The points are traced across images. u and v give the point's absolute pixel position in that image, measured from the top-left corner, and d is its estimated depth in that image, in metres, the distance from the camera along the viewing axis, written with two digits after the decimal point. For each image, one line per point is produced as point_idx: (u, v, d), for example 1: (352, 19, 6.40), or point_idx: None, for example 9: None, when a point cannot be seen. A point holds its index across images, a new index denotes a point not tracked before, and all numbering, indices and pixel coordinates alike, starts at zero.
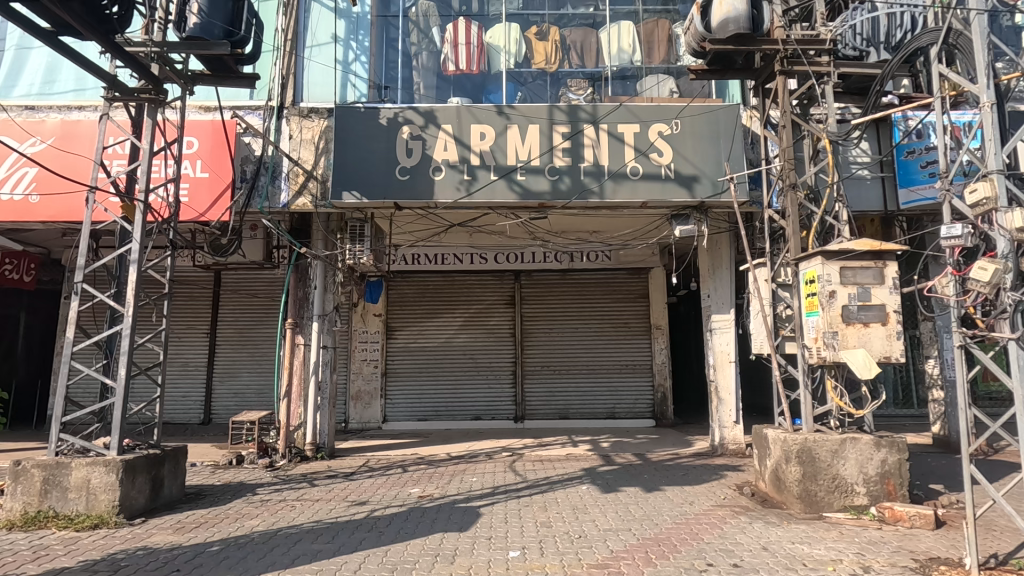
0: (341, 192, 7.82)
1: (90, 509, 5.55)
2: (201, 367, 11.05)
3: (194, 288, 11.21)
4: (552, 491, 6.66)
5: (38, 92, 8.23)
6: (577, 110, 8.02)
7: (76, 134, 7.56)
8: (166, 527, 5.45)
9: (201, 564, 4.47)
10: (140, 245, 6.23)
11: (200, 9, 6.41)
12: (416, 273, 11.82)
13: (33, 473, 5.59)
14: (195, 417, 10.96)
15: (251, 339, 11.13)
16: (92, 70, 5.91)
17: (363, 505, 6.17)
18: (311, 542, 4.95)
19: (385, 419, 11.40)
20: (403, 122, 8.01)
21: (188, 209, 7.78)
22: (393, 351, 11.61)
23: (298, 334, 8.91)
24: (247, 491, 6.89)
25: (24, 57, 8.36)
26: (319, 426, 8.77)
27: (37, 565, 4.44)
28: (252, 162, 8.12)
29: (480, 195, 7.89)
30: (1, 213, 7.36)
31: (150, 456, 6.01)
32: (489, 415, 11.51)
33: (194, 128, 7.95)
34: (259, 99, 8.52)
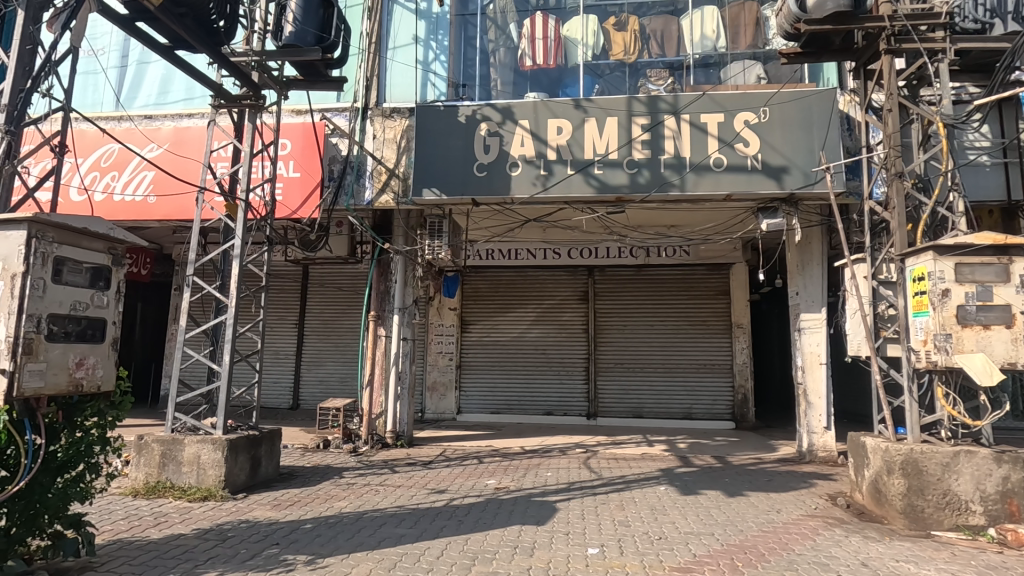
0: (421, 189, 8.06)
1: (200, 482, 6.08)
2: (290, 355, 11.80)
3: (286, 281, 11.99)
4: (628, 490, 6.55)
5: (155, 102, 9.05)
6: (657, 100, 7.79)
7: (187, 139, 8.25)
8: (264, 503, 5.88)
9: (297, 540, 4.77)
10: (242, 241, 6.72)
11: (295, 18, 6.69)
12: (490, 268, 11.99)
13: (153, 447, 6.21)
14: (285, 402, 11.72)
15: (335, 330, 11.73)
16: (202, 80, 6.47)
17: (443, 494, 6.35)
18: (396, 526, 5.16)
19: (460, 410, 11.68)
20: (481, 119, 8.11)
21: (282, 207, 8.26)
22: (467, 344, 11.87)
23: (380, 326, 9.37)
24: (334, 473, 7.29)
25: (143, 71, 9.22)
26: (399, 415, 9.10)
27: (158, 530, 4.94)
28: (339, 161, 8.52)
29: (556, 190, 7.85)
30: (124, 212, 8.17)
31: (250, 437, 6.49)
32: (561, 410, 11.48)
33: (288, 131, 8.46)
34: (345, 101, 8.88)
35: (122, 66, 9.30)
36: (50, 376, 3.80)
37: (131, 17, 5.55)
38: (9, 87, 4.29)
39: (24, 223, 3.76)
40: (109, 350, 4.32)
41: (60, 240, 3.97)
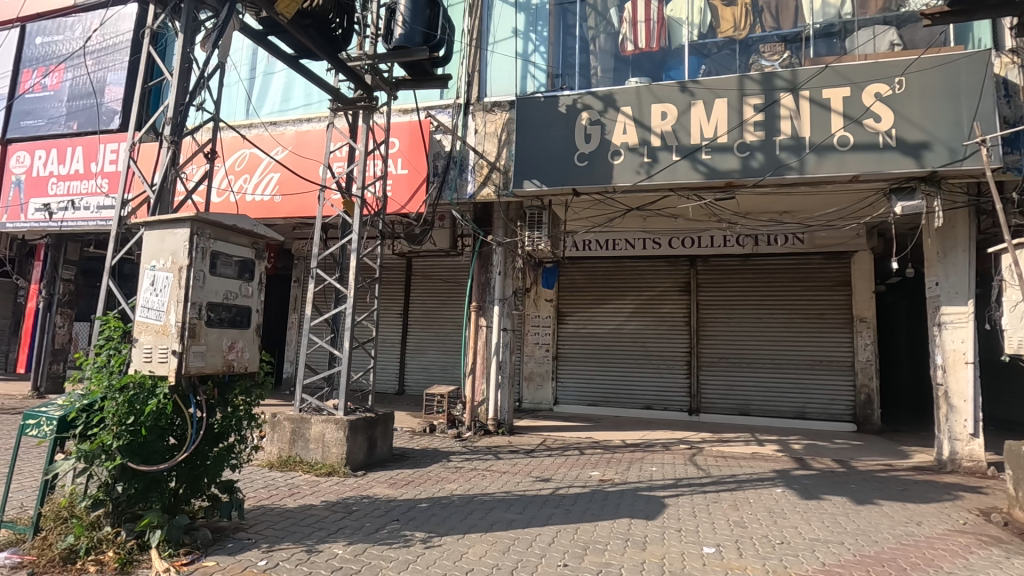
0: (522, 180, 8.14)
1: (325, 458, 6.60)
2: (396, 343, 12.47)
3: (392, 273, 12.67)
4: (741, 489, 6.25)
5: (280, 109, 9.87)
6: (773, 77, 7.27)
7: (308, 141, 8.91)
8: (382, 481, 6.27)
9: (414, 517, 5.05)
10: (358, 236, 7.15)
11: (403, 19, 6.99)
12: (587, 259, 11.89)
13: (285, 424, 6.84)
14: (392, 387, 12.42)
15: (436, 320, 12.22)
16: (322, 85, 6.96)
17: (548, 482, 6.42)
18: (505, 511, 5.30)
19: (557, 401, 11.73)
20: (582, 108, 8.02)
21: (392, 202, 8.73)
22: (564, 335, 11.89)
23: (482, 316, 9.54)
24: (442, 457, 7.62)
25: (269, 81, 10.08)
26: (500, 403, 9.29)
27: (293, 500, 5.45)
28: (443, 157, 8.80)
29: (660, 177, 7.59)
30: (256, 210, 9.03)
31: (368, 419, 6.94)
32: (661, 405, 11.15)
33: (396, 131, 8.89)
34: (448, 98, 9.15)
35: (252, 78, 10.22)
36: (209, 357, 4.30)
37: (264, 31, 6.10)
38: (173, 102, 4.86)
39: (187, 222, 4.24)
40: (254, 334, 4.79)
41: (215, 236, 4.45)
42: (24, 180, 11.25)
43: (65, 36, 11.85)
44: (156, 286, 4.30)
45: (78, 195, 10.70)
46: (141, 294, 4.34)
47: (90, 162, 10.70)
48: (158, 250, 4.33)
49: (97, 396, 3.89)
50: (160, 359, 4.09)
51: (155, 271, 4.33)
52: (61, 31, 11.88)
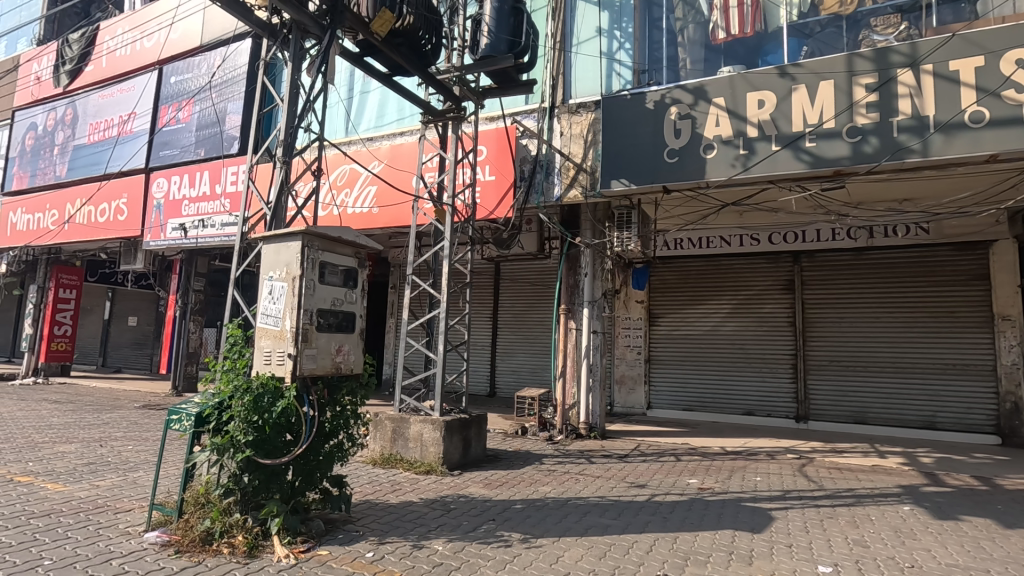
0: (610, 180, 8.03)
1: (423, 457, 6.88)
2: (487, 347, 12.75)
3: (482, 278, 12.98)
4: (861, 505, 5.72)
5: (375, 126, 10.44)
6: (888, 53, 6.63)
7: (401, 154, 9.36)
8: (477, 481, 6.43)
9: (510, 518, 5.12)
10: (450, 242, 7.39)
11: (488, 30, 7.15)
12: (679, 259, 11.48)
13: (386, 423, 7.21)
14: (484, 389, 12.69)
15: (525, 323, 12.33)
16: (413, 100, 7.27)
17: (643, 488, 6.26)
18: (600, 516, 5.23)
19: (650, 405, 11.42)
20: (670, 103, 7.77)
21: (481, 208, 8.93)
22: (656, 337, 11.56)
23: (571, 319, 9.47)
24: (534, 459, 7.67)
25: (365, 99, 10.71)
26: (591, 407, 9.16)
27: (395, 496, 5.73)
28: (529, 161, 8.87)
29: (759, 169, 7.16)
30: (357, 221, 9.64)
31: (462, 420, 7.13)
32: (764, 411, 10.49)
33: (483, 138, 9.07)
34: (533, 103, 9.21)
35: (349, 98, 10.92)
36: (320, 359, 4.64)
37: (361, 53, 6.53)
38: (284, 126, 5.31)
39: (299, 235, 4.61)
40: (359, 339, 5.10)
41: (323, 248, 4.80)
42: (163, 204, 12.81)
43: (193, 73, 13.32)
44: (274, 294, 4.70)
45: (206, 214, 11.99)
46: (261, 302, 4.76)
47: (216, 184, 11.96)
48: (275, 262, 4.73)
49: (227, 395, 4.31)
50: (279, 361, 4.47)
51: (272, 281, 4.73)
52: (190, 70, 13.37)
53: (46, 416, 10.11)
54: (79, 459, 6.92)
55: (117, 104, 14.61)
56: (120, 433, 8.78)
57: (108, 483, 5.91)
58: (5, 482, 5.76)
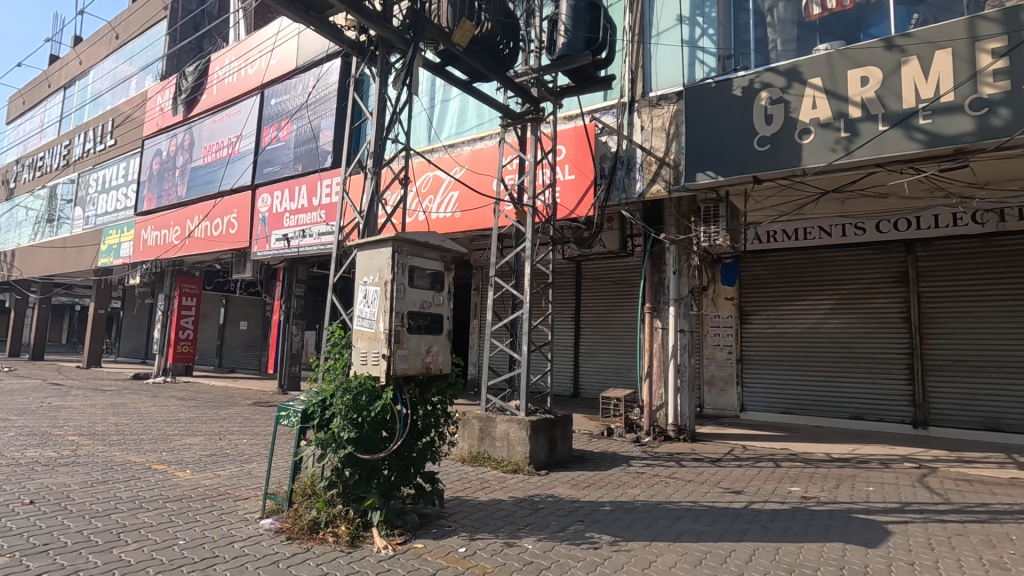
0: (695, 173, 7.75)
1: (510, 456, 6.96)
2: (570, 347, 12.71)
3: (564, 278, 12.96)
4: (997, 522, 5.09)
5: (456, 132, 10.70)
6: (1019, 12, 5.87)
7: (481, 158, 9.58)
8: (565, 482, 6.41)
9: (599, 520, 5.06)
10: (532, 243, 7.43)
11: (565, 28, 7.10)
12: (772, 253, 10.83)
13: (473, 422, 7.38)
14: (567, 390, 12.64)
15: (608, 323, 12.14)
16: (492, 104, 7.40)
17: (739, 495, 5.95)
18: (693, 522, 5.03)
19: (743, 407, 10.85)
20: (760, 87, 7.37)
21: (561, 207, 8.91)
22: (749, 336, 10.97)
23: (656, 318, 9.18)
24: (622, 461, 7.53)
25: (445, 107, 11.03)
26: (680, 408, 8.85)
27: (485, 493, 5.86)
28: (609, 158, 8.73)
29: (863, 152, 6.59)
30: (441, 226, 9.95)
31: (548, 420, 7.13)
32: (875, 416, 9.62)
33: (562, 138, 9.10)
34: (612, 98, 9.05)
35: (431, 107, 11.31)
36: (411, 360, 4.84)
37: (442, 62, 6.71)
38: (374, 138, 5.60)
39: (390, 242, 4.84)
40: (446, 339, 5.25)
41: (412, 253, 5.00)
42: (268, 217, 13.94)
43: (290, 94, 14.35)
44: (368, 298, 4.96)
45: (305, 225, 12.89)
46: (357, 306, 5.03)
47: (313, 196, 12.84)
48: (368, 268, 4.99)
49: (329, 394, 4.57)
50: (374, 361, 4.71)
51: (366, 286, 4.99)
52: (288, 91, 14.42)
53: (175, 411, 11.31)
54: (203, 450, 7.68)
55: (227, 128, 16.06)
56: (236, 428, 9.63)
57: (228, 473, 6.50)
58: (144, 469, 6.50)
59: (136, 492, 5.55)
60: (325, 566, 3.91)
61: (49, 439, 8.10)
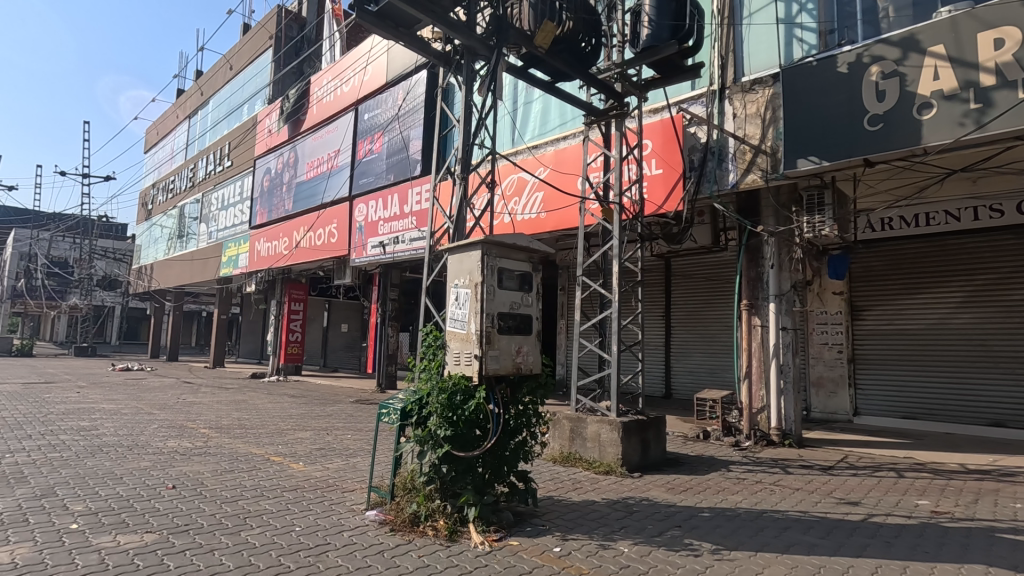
0: (795, 159, 7.26)
1: (602, 457, 6.88)
2: (661, 346, 12.36)
3: (653, 276, 12.63)
4: None
5: (539, 133, 10.75)
6: None
7: (566, 157, 9.58)
8: (660, 485, 6.23)
9: (698, 526, 4.86)
10: (619, 241, 7.29)
11: (650, 19, 6.96)
12: (888, 242, 9.87)
13: (564, 422, 7.36)
14: (659, 390, 12.30)
15: (701, 321, 11.65)
16: (575, 103, 7.34)
17: (855, 506, 5.47)
18: (803, 533, 4.69)
19: (857, 411, 9.98)
20: (870, 61, 6.77)
21: (649, 203, 8.68)
22: (861, 333, 10.07)
23: (755, 315, 8.66)
24: (720, 465, 7.19)
25: (528, 109, 11.12)
26: (784, 411, 8.28)
27: (577, 493, 5.83)
28: (699, 149, 8.32)
29: (999, 124, 5.82)
30: (527, 227, 10.04)
31: (640, 421, 6.97)
32: (1019, 423, 8.45)
33: (648, 132, 8.84)
34: (701, 87, 8.68)
35: (514, 110, 11.46)
36: (502, 360, 4.93)
37: (524, 65, 6.77)
38: (461, 144, 5.77)
39: (479, 245, 4.96)
40: (536, 340, 5.29)
41: (500, 254, 5.09)
42: (364, 225, 14.79)
43: (382, 108, 15.13)
44: (460, 300, 5.12)
45: (398, 231, 13.54)
46: (450, 308, 5.21)
47: (404, 204, 13.48)
48: (459, 271, 5.15)
49: (425, 392, 4.75)
50: (467, 361, 4.85)
51: (458, 288, 5.15)
52: (380, 105, 15.21)
53: (288, 408, 12.31)
54: (313, 444, 8.30)
55: (326, 144, 17.23)
56: (341, 423, 10.30)
57: (335, 466, 6.98)
58: (264, 460, 7.13)
59: (259, 481, 6.10)
60: (427, 558, 4.08)
61: (185, 431, 9.11)
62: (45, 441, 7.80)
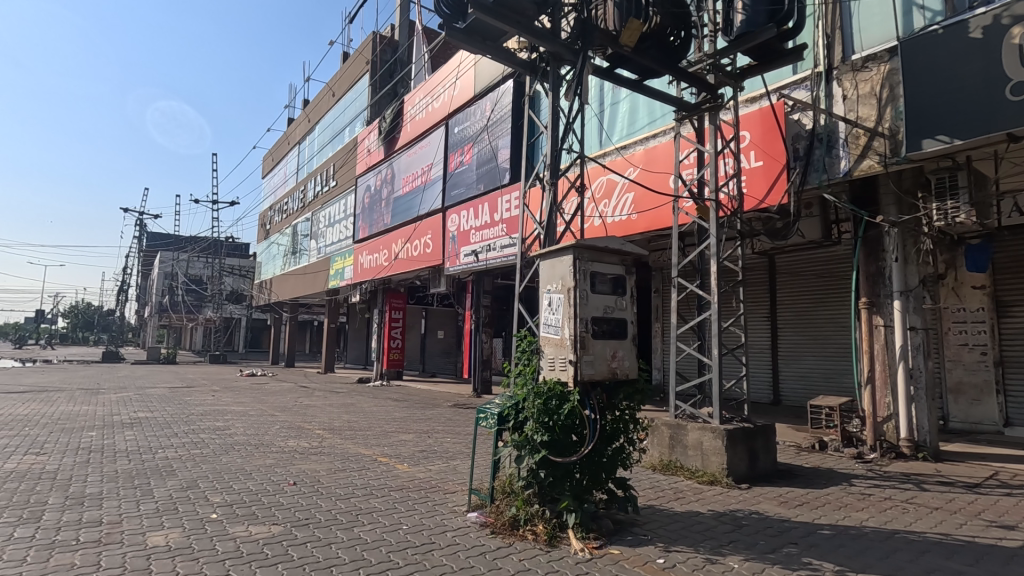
0: (919, 141, 6.57)
1: (705, 466, 6.56)
2: (767, 349, 11.60)
3: (756, 274, 11.93)
4: None
5: (628, 133, 10.54)
6: None
7: (656, 156, 9.33)
8: (771, 498, 5.82)
9: (818, 545, 4.47)
10: (717, 239, 6.93)
11: (744, 5, 6.61)
12: None
13: (663, 429, 7.11)
14: (767, 396, 11.56)
15: (812, 322, 10.80)
16: (665, 99, 7.12)
17: (1012, 531, 4.77)
18: (945, 559, 4.17)
19: (1008, 422, 8.72)
20: (1010, 21, 5.92)
21: (749, 198, 8.20)
22: (1009, 332, 8.80)
23: (876, 315, 7.90)
24: (841, 479, 6.59)
25: (615, 110, 10.96)
26: (915, 421, 7.42)
27: (680, 504, 5.60)
28: (804, 137, 7.80)
29: None
30: (618, 229, 9.87)
31: (746, 429, 6.57)
32: None
33: (745, 122, 8.33)
34: (803, 70, 8.09)
35: (601, 112, 11.34)
36: (597, 365, 4.86)
37: (611, 65, 6.68)
38: (549, 149, 5.80)
39: (571, 249, 4.95)
40: (632, 344, 5.17)
41: (592, 258, 5.05)
42: (457, 235, 15.28)
43: (471, 120, 15.59)
44: (553, 305, 5.13)
45: (489, 239, 13.85)
46: (543, 313, 5.24)
47: (495, 212, 13.79)
48: (552, 276, 5.17)
49: (521, 397, 4.81)
50: (562, 367, 4.85)
51: (550, 294, 5.17)
52: (469, 118, 15.70)
53: (392, 411, 12.98)
54: (416, 446, 8.69)
55: (420, 159, 18.06)
56: (441, 427, 10.68)
57: (437, 468, 7.25)
58: (372, 461, 7.57)
59: (368, 481, 6.48)
60: (527, 561, 4.12)
61: (303, 432, 9.88)
62: (188, 439, 8.82)
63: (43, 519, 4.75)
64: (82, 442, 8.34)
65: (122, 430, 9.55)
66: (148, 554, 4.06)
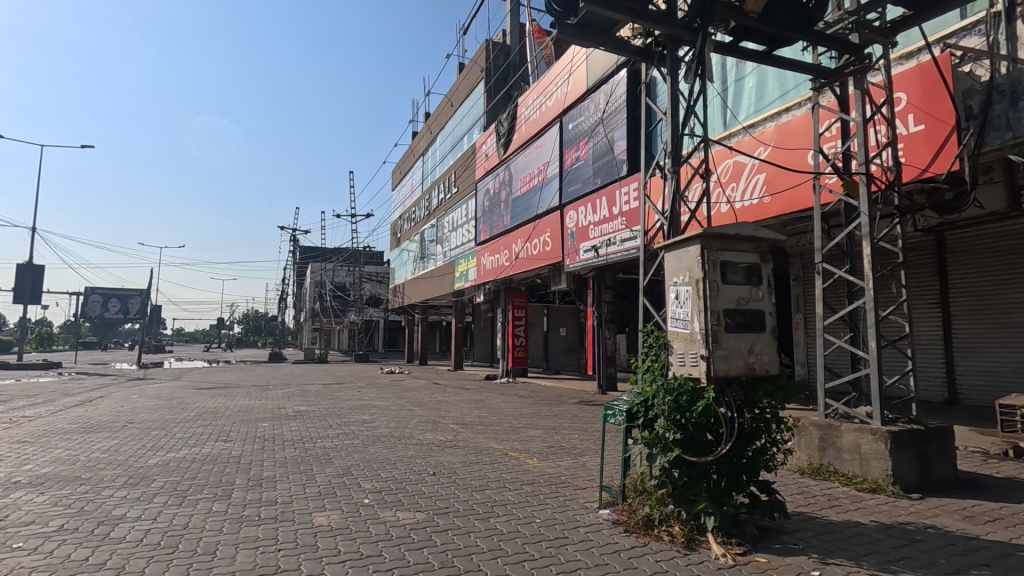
0: None
1: (865, 472, 5.87)
2: (938, 341, 10.09)
3: (920, 255, 10.45)
4: None
5: (756, 109, 9.75)
6: None
7: (791, 131, 8.61)
8: (952, 512, 5.05)
9: (1018, 570, 3.79)
10: (869, 217, 6.14)
11: None
12: None
13: (811, 430, 6.47)
14: (941, 394, 10.04)
15: (998, 307, 9.22)
16: (799, 68, 6.48)
17: None
18: None
19: None
20: None
21: (908, 167, 7.28)
22: None
23: None
24: None
25: (740, 86, 10.23)
26: None
27: (835, 512, 5.07)
28: (978, 91, 6.62)
29: None
30: (749, 213, 9.20)
31: (916, 432, 5.77)
32: None
33: (901, 83, 7.40)
34: (975, 13, 6.96)
35: (724, 90, 10.64)
36: (732, 360, 4.58)
37: (734, 39, 6.24)
38: (670, 136, 5.58)
39: (697, 240, 4.70)
40: (771, 338, 4.79)
41: (722, 247, 4.75)
42: (576, 231, 15.27)
43: (584, 115, 15.48)
44: (680, 298, 4.93)
45: (609, 234, 13.66)
46: (670, 307, 5.05)
47: (613, 206, 13.57)
48: (678, 268, 4.97)
49: (651, 394, 4.59)
50: (693, 363, 4.64)
51: (677, 287, 4.97)
52: (582, 113, 15.61)
53: (519, 407, 13.31)
54: (544, 442, 8.83)
55: (536, 159, 18.31)
56: (567, 423, 10.75)
57: (567, 463, 7.29)
58: (503, 455, 7.83)
59: (501, 474, 6.72)
60: (664, 563, 3.98)
61: (438, 426, 10.51)
62: (341, 430, 9.80)
63: (232, 497, 5.57)
64: (258, 431, 9.64)
65: (287, 421, 10.87)
66: (315, 531, 4.59)
